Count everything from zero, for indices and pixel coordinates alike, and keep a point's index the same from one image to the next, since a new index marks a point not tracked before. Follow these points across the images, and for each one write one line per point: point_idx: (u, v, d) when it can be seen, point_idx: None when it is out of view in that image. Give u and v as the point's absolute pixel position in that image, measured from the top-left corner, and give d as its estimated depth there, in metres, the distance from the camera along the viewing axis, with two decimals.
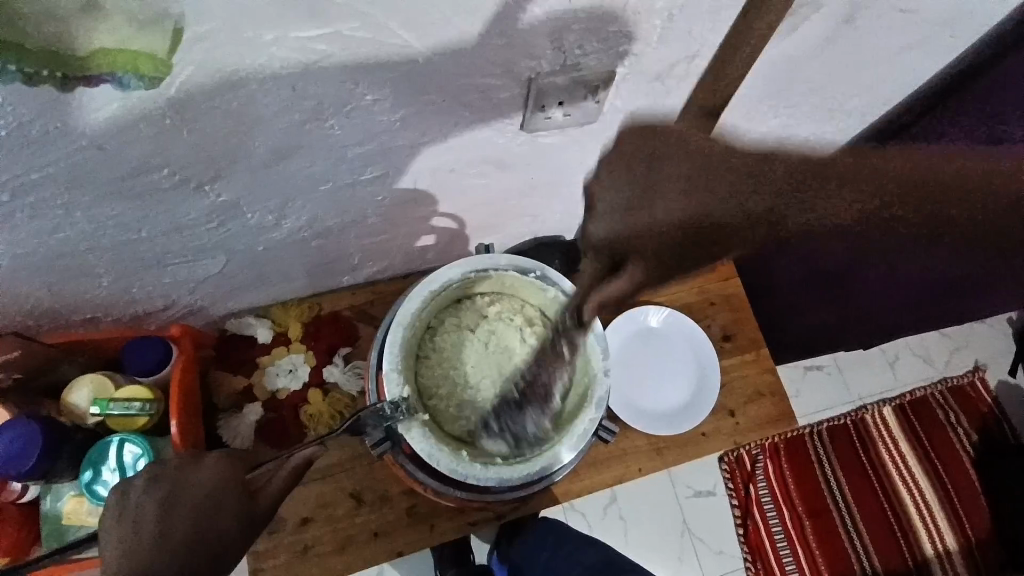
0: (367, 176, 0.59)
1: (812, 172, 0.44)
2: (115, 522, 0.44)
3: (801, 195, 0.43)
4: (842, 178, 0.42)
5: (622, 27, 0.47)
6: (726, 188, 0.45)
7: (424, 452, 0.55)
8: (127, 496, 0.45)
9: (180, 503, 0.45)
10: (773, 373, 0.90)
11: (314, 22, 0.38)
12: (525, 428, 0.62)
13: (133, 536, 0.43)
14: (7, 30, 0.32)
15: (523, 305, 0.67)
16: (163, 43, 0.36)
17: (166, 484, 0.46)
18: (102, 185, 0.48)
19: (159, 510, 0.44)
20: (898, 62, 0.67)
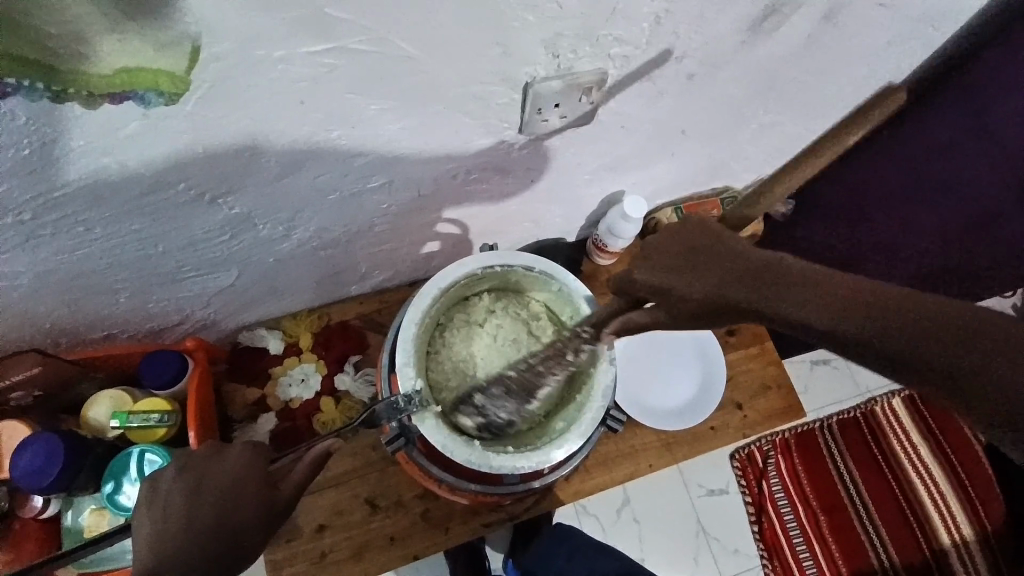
0: (372, 185, 0.61)
1: (775, 266, 0.45)
2: (146, 507, 0.45)
3: (787, 290, 0.43)
4: (864, 304, 0.40)
5: (613, 32, 0.49)
6: (726, 275, 0.47)
7: (437, 443, 0.56)
8: (158, 481, 0.47)
9: (208, 492, 0.46)
10: (779, 366, 0.90)
11: (321, 38, 0.40)
12: (500, 415, 0.64)
13: (162, 522, 0.44)
14: (36, 48, 0.33)
15: (528, 300, 0.68)
16: (182, 64, 0.38)
17: (193, 471, 0.48)
18: (120, 202, 0.50)
19: (188, 497, 0.46)
20: (883, 56, 0.68)
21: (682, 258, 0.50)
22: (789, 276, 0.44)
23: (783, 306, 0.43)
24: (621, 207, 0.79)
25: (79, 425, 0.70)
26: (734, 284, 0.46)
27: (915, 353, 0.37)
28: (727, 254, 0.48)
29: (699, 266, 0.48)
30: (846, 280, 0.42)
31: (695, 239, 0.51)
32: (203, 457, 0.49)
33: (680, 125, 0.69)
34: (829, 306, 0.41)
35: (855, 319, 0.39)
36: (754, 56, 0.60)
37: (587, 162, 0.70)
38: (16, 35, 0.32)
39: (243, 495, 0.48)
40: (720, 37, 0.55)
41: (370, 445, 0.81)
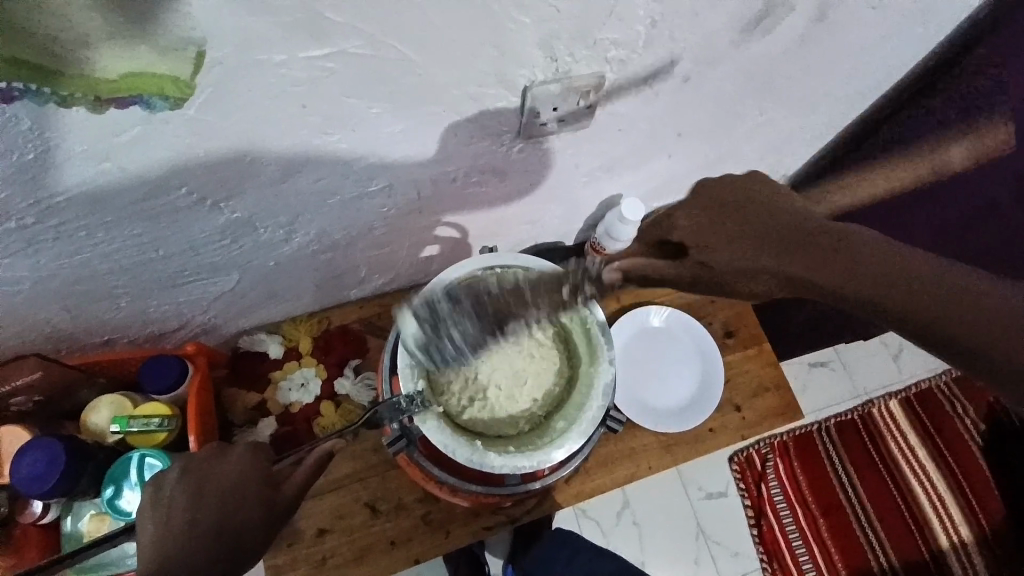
0: (372, 188, 0.61)
1: (840, 235, 0.56)
2: (148, 509, 0.45)
3: (843, 261, 0.54)
4: (866, 273, 0.54)
5: (608, 35, 0.50)
6: (768, 243, 0.56)
7: (438, 442, 0.57)
8: (159, 484, 0.47)
9: (210, 494, 0.47)
10: (776, 367, 0.91)
11: (321, 41, 0.41)
12: (454, 335, 0.59)
13: (164, 524, 0.44)
14: (46, 56, 0.34)
15: None
16: (186, 70, 0.39)
17: (194, 474, 0.48)
18: (122, 206, 0.50)
19: (190, 500, 0.46)
20: (875, 57, 0.69)
21: (722, 227, 0.57)
22: (868, 251, 0.55)
23: (801, 271, 0.55)
24: (619, 209, 0.79)
25: (81, 430, 0.70)
26: (772, 251, 0.55)
27: (874, 302, 0.54)
28: (775, 222, 0.56)
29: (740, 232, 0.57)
30: (869, 251, 0.55)
31: (723, 210, 0.58)
32: (204, 460, 0.49)
33: (676, 127, 0.70)
34: (874, 277, 0.54)
35: (891, 288, 0.53)
36: (748, 57, 0.61)
37: (584, 164, 0.70)
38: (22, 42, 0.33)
39: (245, 498, 0.48)
40: (714, 39, 0.56)
41: (370, 449, 0.81)
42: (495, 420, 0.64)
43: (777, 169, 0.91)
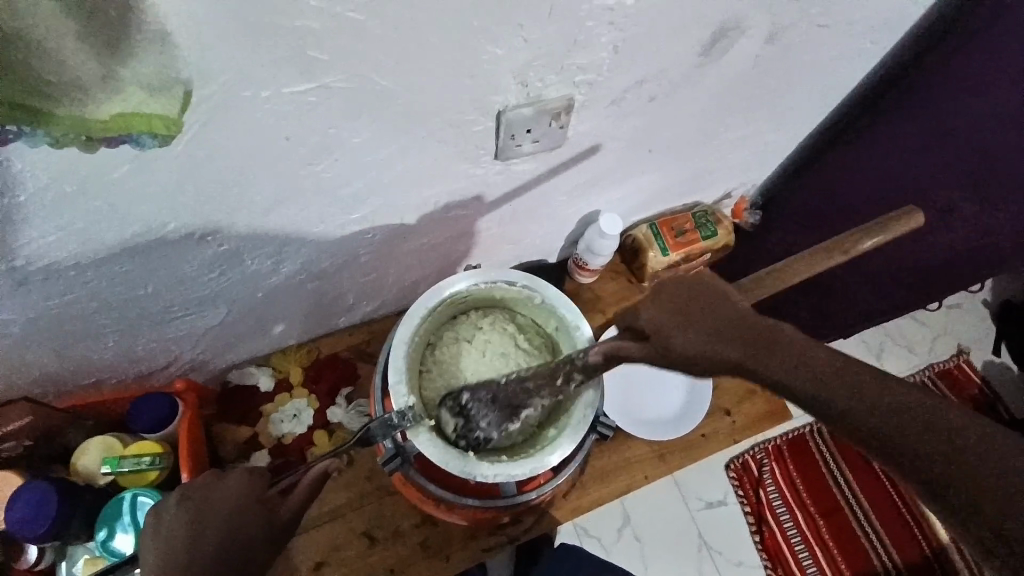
0: (357, 216, 0.63)
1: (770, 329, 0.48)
2: (151, 532, 0.47)
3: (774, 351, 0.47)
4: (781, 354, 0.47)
5: (576, 60, 0.53)
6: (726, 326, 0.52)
7: (432, 456, 0.55)
8: (159, 514, 0.49)
9: (207, 525, 0.49)
10: (761, 370, 0.93)
11: (303, 77, 0.43)
12: (480, 424, 0.61)
13: (170, 543, 0.46)
14: (37, 97, 0.34)
15: (513, 314, 0.70)
16: (175, 106, 0.39)
17: (193, 504, 0.50)
18: (111, 244, 0.51)
19: (188, 529, 0.47)
20: (830, 70, 0.73)
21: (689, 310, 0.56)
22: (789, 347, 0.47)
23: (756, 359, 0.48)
24: (598, 225, 0.82)
25: (70, 472, 0.69)
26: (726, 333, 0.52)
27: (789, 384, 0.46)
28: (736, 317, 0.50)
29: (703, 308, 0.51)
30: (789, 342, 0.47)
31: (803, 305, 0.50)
32: (203, 487, 0.51)
33: (647, 143, 0.73)
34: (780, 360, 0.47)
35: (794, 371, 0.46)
36: (710, 74, 0.64)
37: (561, 182, 0.73)
38: (14, 84, 0.33)
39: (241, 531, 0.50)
40: (675, 60, 0.59)
41: (365, 476, 0.81)
42: (489, 432, 0.64)
43: (747, 179, 0.95)
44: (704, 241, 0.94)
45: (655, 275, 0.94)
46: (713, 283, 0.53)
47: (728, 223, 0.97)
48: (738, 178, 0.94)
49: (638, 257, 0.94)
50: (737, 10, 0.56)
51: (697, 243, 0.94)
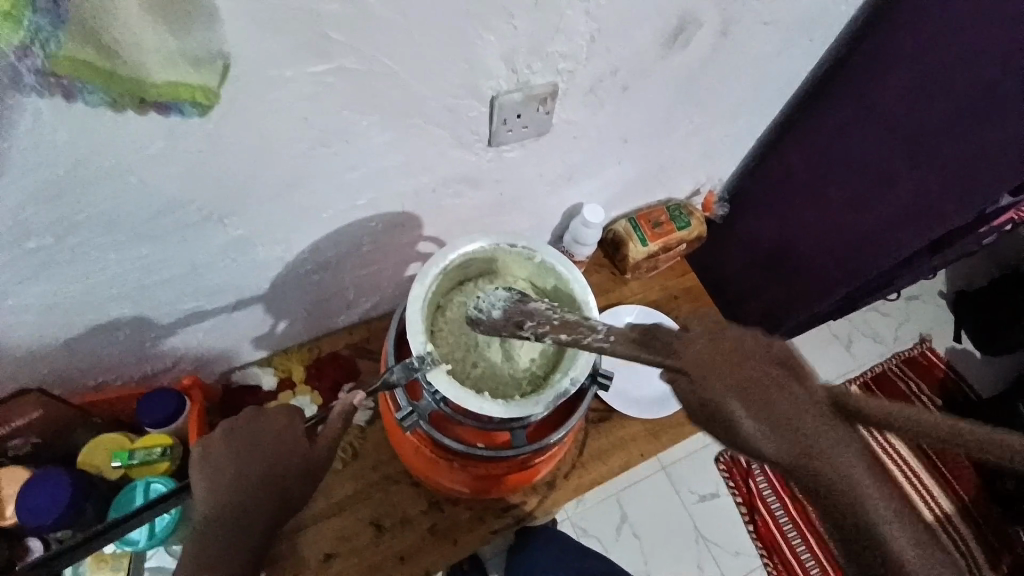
0: (362, 202, 0.68)
1: (726, 370, 0.40)
2: (199, 466, 0.53)
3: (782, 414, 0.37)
4: (783, 417, 0.37)
5: (557, 48, 0.60)
6: (743, 381, 0.40)
7: (452, 394, 0.56)
8: (206, 445, 0.54)
9: (255, 454, 0.54)
10: (742, 349, 0.98)
11: (325, 59, 0.49)
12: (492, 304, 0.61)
13: (214, 480, 0.52)
14: (107, 57, 0.38)
15: (513, 280, 0.70)
16: (215, 78, 0.43)
17: (240, 438, 0.55)
18: (137, 225, 0.55)
19: (234, 457, 0.54)
20: (776, 67, 0.83)
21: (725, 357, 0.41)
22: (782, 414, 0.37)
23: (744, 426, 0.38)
24: (581, 215, 0.88)
25: (79, 464, 0.72)
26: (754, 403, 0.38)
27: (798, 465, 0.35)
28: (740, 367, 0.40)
29: (786, 403, 0.38)
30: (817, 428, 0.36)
31: (728, 374, 0.40)
32: (243, 425, 0.56)
33: (621, 134, 0.80)
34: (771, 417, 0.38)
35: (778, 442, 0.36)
36: (672, 67, 0.72)
37: (547, 172, 0.80)
38: (89, 43, 0.37)
39: (287, 467, 0.55)
40: (640, 52, 0.67)
41: (370, 467, 0.82)
42: (500, 383, 0.64)
43: (712, 175, 1.04)
44: (679, 231, 1.01)
45: (636, 265, 1.00)
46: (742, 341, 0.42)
47: (699, 215, 1.05)
48: (705, 172, 1.02)
49: (620, 250, 1.00)
50: (690, 9, 0.65)
51: (674, 233, 1.01)
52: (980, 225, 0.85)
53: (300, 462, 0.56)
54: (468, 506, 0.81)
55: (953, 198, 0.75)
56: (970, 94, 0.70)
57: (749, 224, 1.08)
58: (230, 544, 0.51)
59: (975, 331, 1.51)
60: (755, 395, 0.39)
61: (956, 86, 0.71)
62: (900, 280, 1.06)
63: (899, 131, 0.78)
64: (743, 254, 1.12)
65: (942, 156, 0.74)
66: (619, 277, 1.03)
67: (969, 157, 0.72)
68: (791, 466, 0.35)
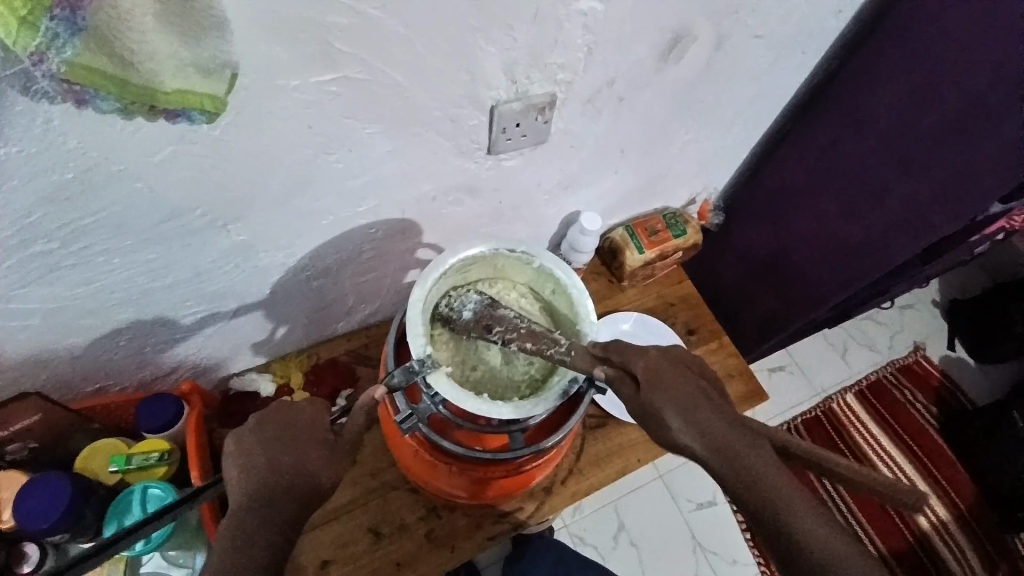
0: (363, 209, 0.69)
1: (663, 384, 0.49)
2: (233, 455, 0.49)
3: (706, 420, 0.46)
4: (707, 421, 0.46)
5: (556, 60, 0.62)
6: (678, 393, 0.48)
7: (453, 397, 0.56)
8: (238, 438, 0.50)
9: (287, 445, 0.50)
10: (738, 356, 0.99)
11: (330, 69, 0.50)
12: (466, 308, 0.64)
13: (248, 468, 0.48)
14: (120, 65, 0.39)
15: (513, 285, 0.71)
16: (223, 88, 0.45)
17: (272, 428, 0.51)
18: (142, 230, 0.56)
19: (267, 447, 0.49)
20: (770, 79, 0.85)
21: (664, 374, 0.49)
22: (708, 420, 0.46)
23: (677, 431, 0.47)
24: (579, 223, 0.89)
25: (76, 468, 0.73)
26: (686, 411, 0.47)
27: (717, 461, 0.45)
28: (674, 380, 0.49)
29: (709, 410, 0.47)
30: (734, 430, 0.46)
31: (665, 386, 0.49)
32: (277, 416, 0.52)
33: (618, 144, 0.82)
34: (697, 420, 0.47)
35: (702, 441, 0.46)
36: (667, 79, 0.74)
37: (545, 181, 0.81)
38: (105, 51, 0.38)
39: (318, 461, 0.50)
40: (637, 65, 0.69)
41: (368, 473, 0.82)
42: (499, 387, 0.65)
43: (708, 184, 1.05)
44: (675, 239, 1.03)
45: (633, 273, 1.01)
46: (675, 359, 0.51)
47: (695, 224, 1.06)
48: (700, 182, 1.04)
49: (617, 257, 1.01)
50: (684, 23, 0.67)
51: (670, 241, 1.02)
52: (969, 234, 0.86)
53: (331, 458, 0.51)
54: (465, 512, 0.81)
55: (940, 210, 0.78)
56: (960, 109, 0.72)
57: (744, 232, 1.09)
58: (249, 541, 0.43)
59: (968, 340, 1.52)
60: (687, 403, 0.47)
61: (946, 100, 0.73)
62: (892, 288, 1.07)
63: (891, 144, 0.80)
64: (738, 263, 1.13)
65: (933, 170, 0.77)
66: (616, 284, 1.04)
67: (959, 170, 0.74)
68: (712, 461, 0.45)
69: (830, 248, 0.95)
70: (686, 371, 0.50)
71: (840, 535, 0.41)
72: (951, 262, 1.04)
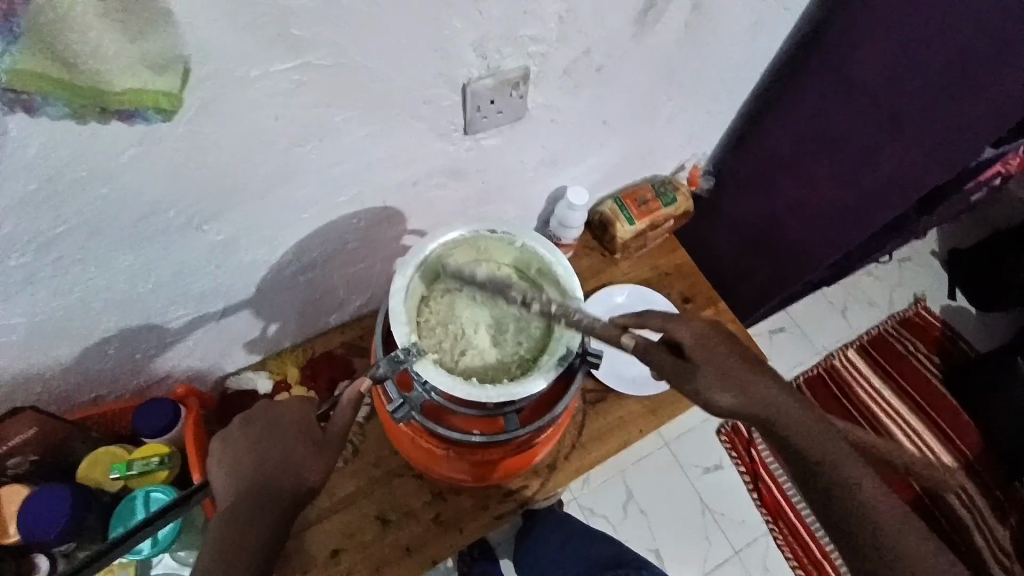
0: (343, 199, 0.67)
1: (702, 354, 0.55)
2: (219, 456, 0.53)
3: (746, 384, 0.53)
4: (744, 386, 0.53)
5: (528, 31, 0.60)
6: (723, 363, 0.54)
7: (441, 383, 0.56)
8: (225, 438, 0.54)
9: (268, 445, 0.53)
10: (736, 321, 0.98)
11: (290, 55, 0.48)
12: None
13: (233, 468, 0.51)
14: (68, 68, 0.39)
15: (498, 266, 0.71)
16: (177, 82, 0.44)
17: (255, 427, 0.54)
18: (118, 235, 0.55)
19: (250, 447, 0.52)
20: (753, 37, 0.82)
21: (708, 347, 0.55)
22: (751, 386, 0.53)
23: (716, 391, 0.52)
24: (566, 198, 0.88)
25: (78, 477, 0.74)
26: (729, 379, 0.53)
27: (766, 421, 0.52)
28: (713, 350, 0.55)
29: (745, 376, 0.53)
30: (779, 404, 0.52)
31: (704, 357, 0.54)
32: (259, 414, 0.55)
33: (600, 115, 0.79)
34: (734, 383, 0.53)
35: (745, 400, 0.52)
36: (646, 45, 0.72)
37: (528, 158, 0.79)
38: (48, 55, 0.38)
39: (299, 456, 0.53)
40: (613, 31, 0.67)
41: (372, 462, 0.83)
42: (490, 369, 0.64)
43: (697, 150, 1.03)
44: (665, 208, 1.01)
45: (625, 244, 1.00)
46: (714, 331, 0.57)
47: (685, 190, 1.04)
48: (690, 147, 1.01)
49: (608, 231, 1.00)
50: None
51: (661, 210, 1.01)
52: (965, 182, 0.84)
53: (309, 452, 0.54)
54: (470, 493, 0.81)
55: (934, 165, 0.77)
56: (954, 61, 0.69)
57: (735, 197, 1.07)
58: (235, 541, 0.47)
59: (969, 289, 1.51)
60: (723, 368, 0.54)
61: (936, 53, 0.70)
62: (888, 243, 1.06)
63: (878, 100, 0.78)
64: (731, 229, 1.12)
65: (923, 128, 0.75)
66: (609, 258, 1.03)
67: (951, 128, 0.73)
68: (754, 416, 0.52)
69: (824, 211, 0.93)
70: (719, 344, 0.56)
71: (865, 476, 0.50)
72: (948, 212, 1.02)
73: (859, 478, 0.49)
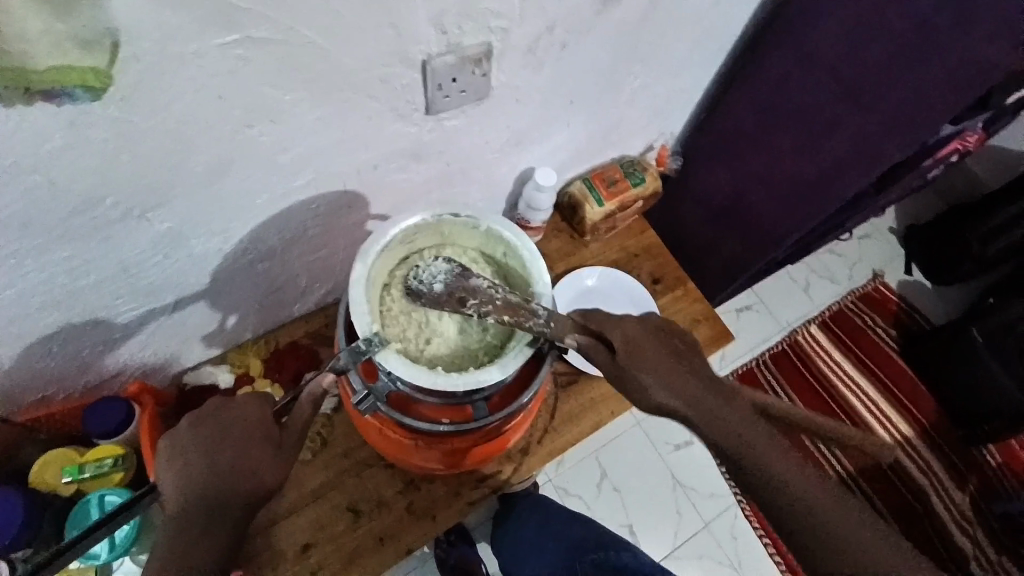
0: (298, 183, 0.64)
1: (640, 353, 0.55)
2: (168, 460, 0.51)
3: (683, 383, 0.54)
4: (683, 385, 0.54)
5: (488, 5, 0.57)
6: (664, 364, 0.55)
7: (403, 373, 0.55)
8: (174, 440, 0.52)
9: (220, 445, 0.51)
10: (703, 300, 0.99)
11: (230, 30, 0.45)
12: (434, 279, 0.61)
13: (184, 471, 0.49)
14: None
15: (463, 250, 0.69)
16: (105, 59, 0.40)
17: (206, 427, 0.52)
18: (54, 227, 0.51)
19: (200, 449, 0.50)
20: (717, 12, 0.81)
21: (648, 348, 0.56)
22: (688, 386, 0.54)
23: (652, 390, 0.53)
24: (534, 180, 0.86)
25: (30, 481, 0.71)
26: (666, 378, 0.54)
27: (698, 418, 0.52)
28: (653, 350, 0.56)
29: (682, 376, 0.54)
30: (716, 402, 0.53)
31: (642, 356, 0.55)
32: (210, 413, 0.53)
33: (565, 93, 0.78)
34: (672, 382, 0.54)
35: (680, 398, 0.53)
36: (609, 20, 0.70)
37: (492, 139, 0.77)
38: None
39: (254, 456, 0.51)
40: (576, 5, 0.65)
41: (341, 453, 0.81)
42: (456, 357, 0.64)
43: (663, 129, 1.03)
44: (634, 188, 1.01)
45: (594, 226, 0.99)
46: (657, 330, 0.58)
47: (653, 171, 1.04)
48: (656, 127, 1.01)
49: (577, 212, 0.99)
50: None
51: (629, 190, 1.00)
52: (921, 159, 0.86)
53: (267, 452, 0.52)
54: (443, 481, 0.81)
55: (889, 136, 0.77)
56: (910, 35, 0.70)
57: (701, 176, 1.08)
58: (184, 543, 0.46)
59: (924, 264, 1.57)
60: (662, 367, 0.54)
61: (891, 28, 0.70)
62: (848, 221, 1.08)
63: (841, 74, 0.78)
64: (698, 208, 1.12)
65: (881, 99, 0.75)
66: (579, 240, 1.02)
67: (913, 100, 0.72)
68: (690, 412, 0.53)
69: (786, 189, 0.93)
70: (658, 345, 0.56)
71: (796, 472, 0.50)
72: (905, 188, 1.04)
73: (786, 476, 0.49)
